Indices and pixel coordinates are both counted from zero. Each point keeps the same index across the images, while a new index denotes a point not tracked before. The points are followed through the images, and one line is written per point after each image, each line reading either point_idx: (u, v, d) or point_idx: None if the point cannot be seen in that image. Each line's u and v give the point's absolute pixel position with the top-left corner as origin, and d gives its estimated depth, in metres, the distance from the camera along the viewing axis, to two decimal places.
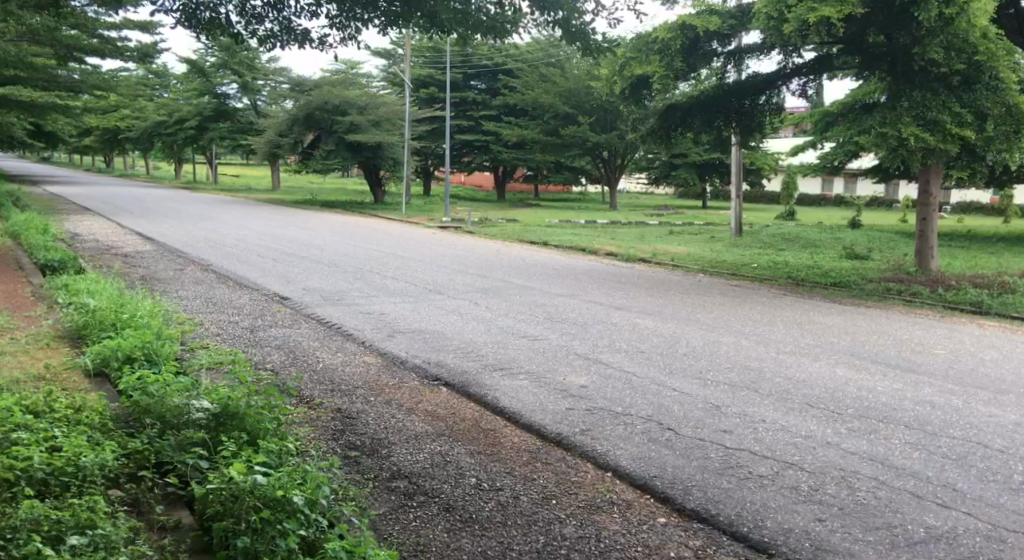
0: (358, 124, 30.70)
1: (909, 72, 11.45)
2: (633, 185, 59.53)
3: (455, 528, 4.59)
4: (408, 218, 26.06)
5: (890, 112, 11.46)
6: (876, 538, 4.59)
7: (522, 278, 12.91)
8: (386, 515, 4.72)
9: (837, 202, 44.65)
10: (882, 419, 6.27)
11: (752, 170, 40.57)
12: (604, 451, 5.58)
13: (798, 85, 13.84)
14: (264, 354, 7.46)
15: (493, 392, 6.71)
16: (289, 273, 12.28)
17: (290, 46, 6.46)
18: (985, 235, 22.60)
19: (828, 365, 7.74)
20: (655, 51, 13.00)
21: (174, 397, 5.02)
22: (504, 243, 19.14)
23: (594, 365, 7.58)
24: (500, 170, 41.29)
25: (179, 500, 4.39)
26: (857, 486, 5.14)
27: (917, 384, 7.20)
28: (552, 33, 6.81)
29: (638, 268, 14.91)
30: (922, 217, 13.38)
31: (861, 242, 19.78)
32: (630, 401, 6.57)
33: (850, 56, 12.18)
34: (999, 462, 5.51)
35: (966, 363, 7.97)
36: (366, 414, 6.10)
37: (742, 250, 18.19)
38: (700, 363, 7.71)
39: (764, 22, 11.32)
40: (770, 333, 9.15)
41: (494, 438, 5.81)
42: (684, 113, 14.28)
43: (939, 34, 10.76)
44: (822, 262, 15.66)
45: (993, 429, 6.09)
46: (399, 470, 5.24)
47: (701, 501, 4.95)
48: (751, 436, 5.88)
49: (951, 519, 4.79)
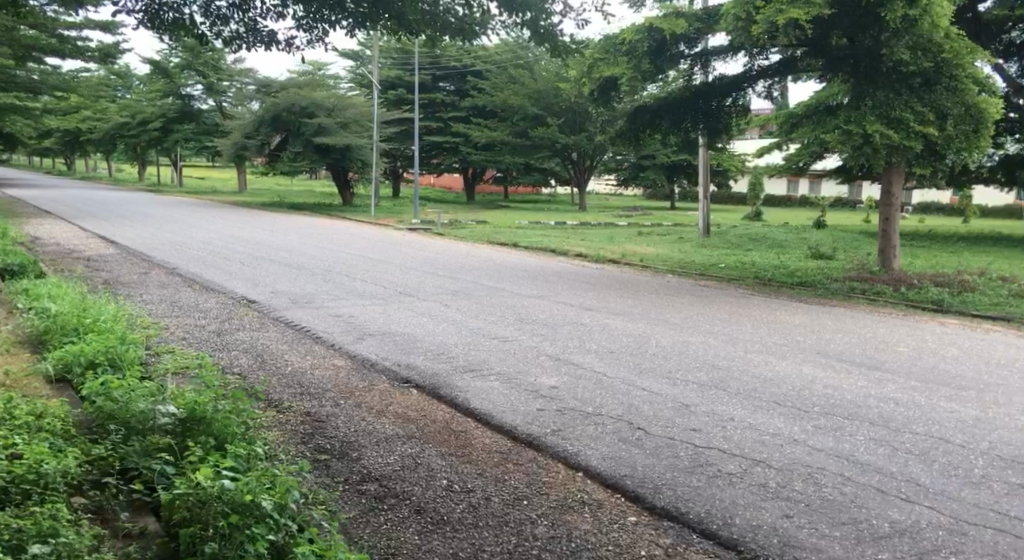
0: (326, 126, 30.45)
1: (872, 73, 11.59)
2: (604, 185, 59.97)
3: (426, 531, 4.58)
4: (376, 219, 25.99)
5: (853, 113, 11.57)
6: (842, 533, 4.63)
7: (492, 279, 12.90)
8: (357, 518, 4.69)
9: (804, 201, 45.14)
10: (848, 416, 6.34)
11: (719, 171, 41.03)
12: (575, 452, 5.59)
13: (764, 87, 13.93)
14: (232, 358, 7.40)
15: (463, 394, 6.70)
16: (256, 276, 12.15)
17: (256, 47, 6.41)
18: (946, 234, 23.02)
19: (795, 364, 7.80)
20: (623, 53, 13.12)
21: (139, 402, 4.96)
22: (474, 244, 19.13)
23: (565, 366, 7.60)
24: (469, 172, 41.25)
25: (145, 507, 4.33)
26: (823, 482, 5.19)
27: (881, 380, 7.30)
28: (519, 34, 6.78)
29: (609, 269, 14.91)
30: (884, 217, 13.50)
31: (827, 241, 20.13)
32: (600, 401, 6.59)
33: (815, 59, 12.31)
34: (961, 457, 5.60)
35: (927, 360, 8.09)
36: (335, 418, 6.07)
37: (709, 250, 18.31)
38: (669, 363, 7.74)
39: (732, 23, 11.37)
40: (738, 332, 9.23)
41: (466, 439, 5.80)
42: (653, 114, 14.39)
43: (902, 34, 10.88)
44: (788, 262, 15.80)
45: (953, 425, 6.17)
46: (370, 473, 5.20)
47: (672, 499, 4.97)
48: (720, 434, 5.92)
49: (914, 513, 4.85)
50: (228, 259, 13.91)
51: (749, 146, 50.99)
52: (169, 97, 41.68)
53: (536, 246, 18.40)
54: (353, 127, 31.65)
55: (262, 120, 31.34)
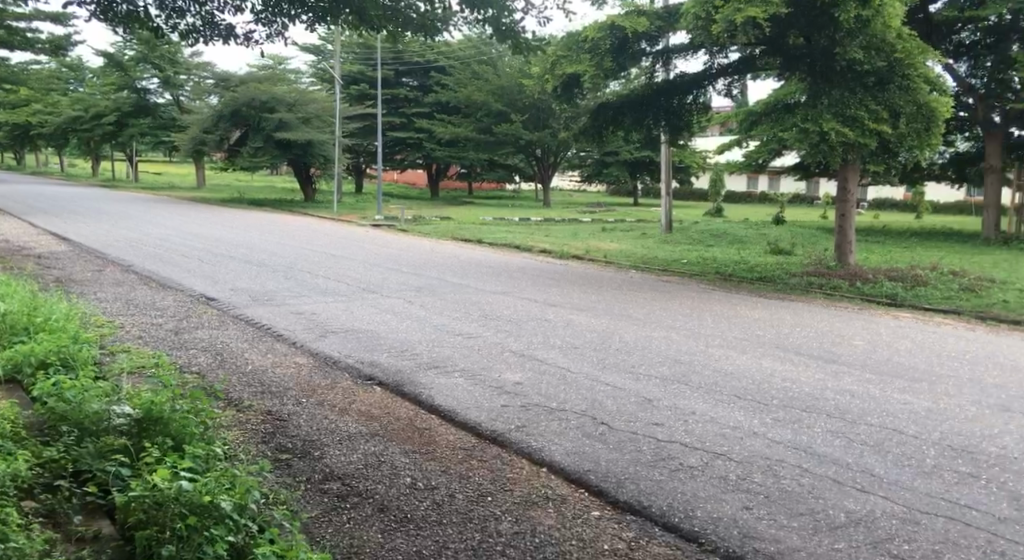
0: (287, 121, 30.13)
1: (828, 72, 11.74)
2: (568, 181, 60.09)
3: (389, 529, 4.53)
4: (338, 215, 25.79)
5: (811, 111, 11.70)
6: (800, 523, 4.67)
7: (456, 276, 12.85)
8: (319, 517, 4.63)
9: (764, 198, 45.65)
10: (806, 408, 6.40)
11: (681, 168, 41.31)
12: (539, 448, 5.57)
13: (724, 84, 14.03)
14: (189, 357, 7.29)
15: (427, 391, 6.66)
16: (215, 273, 11.96)
17: (213, 41, 6.31)
18: (902, 229, 23.40)
19: (755, 358, 7.85)
20: (585, 50, 13.12)
21: (93, 403, 4.85)
22: (438, 240, 19.07)
23: (529, 361, 7.58)
24: (432, 167, 41.10)
25: (100, 510, 4.24)
26: (781, 474, 5.23)
27: (838, 373, 7.38)
28: (480, 30, 6.74)
29: (573, 266, 14.92)
30: (842, 213, 13.66)
31: (786, 237, 20.34)
32: (564, 396, 6.58)
33: (774, 57, 12.43)
34: (914, 447, 5.67)
35: (882, 353, 8.20)
36: (297, 416, 5.99)
37: (672, 246, 18.41)
38: (632, 358, 7.76)
39: (692, 22, 11.42)
40: (700, 326, 9.28)
41: (430, 436, 5.76)
42: (616, 111, 14.43)
43: (856, 35, 11.03)
44: (749, 257, 15.94)
45: (906, 416, 6.25)
46: (332, 472, 5.14)
47: (634, 493, 4.98)
48: (682, 428, 5.94)
49: (869, 503, 4.89)
50: (186, 256, 13.68)
51: (711, 143, 51.43)
52: (124, 91, 40.91)
53: (500, 242, 18.37)
54: (315, 122, 31.33)
55: (220, 115, 30.93)
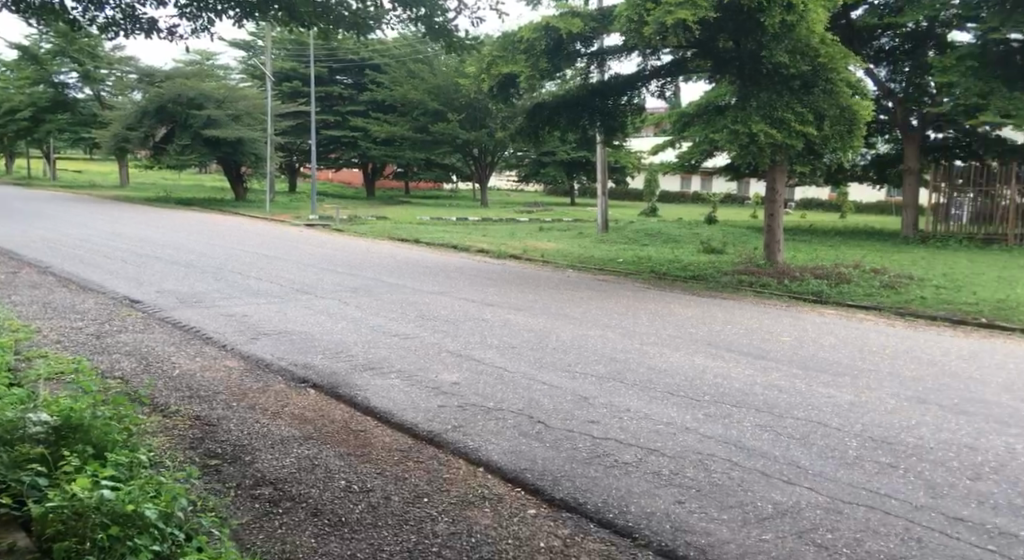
0: (216, 118, 29.57)
1: (756, 75, 12.03)
2: (505, 181, 60.23)
3: (323, 533, 4.51)
4: (271, 214, 25.41)
5: (741, 113, 11.95)
6: (730, 516, 4.78)
7: (392, 276, 12.79)
8: (250, 523, 4.58)
9: (697, 198, 46.45)
10: (736, 403, 6.55)
11: (616, 168, 41.77)
12: (476, 447, 5.60)
13: (657, 86, 14.25)
14: (112, 361, 7.12)
15: (363, 392, 6.63)
16: (142, 275, 11.69)
17: (135, 35, 6.19)
18: (829, 228, 24.05)
19: (688, 355, 8.00)
20: (521, 51, 13.18)
21: (8, 411, 4.70)
22: (374, 240, 18.95)
23: (466, 361, 7.59)
24: (368, 167, 40.79)
25: (15, 521, 4.10)
26: (712, 468, 5.35)
27: (766, 369, 7.57)
28: (414, 28, 6.74)
29: (510, 265, 14.95)
30: (770, 213, 13.99)
31: (718, 236, 20.72)
32: (501, 396, 6.62)
33: (704, 60, 12.66)
34: (837, 439, 5.85)
35: (808, 349, 8.43)
36: (227, 421, 5.92)
37: (608, 245, 18.61)
38: (569, 356, 7.84)
39: (625, 24, 11.53)
40: (635, 324, 9.42)
41: (365, 438, 5.74)
42: (551, 111, 14.52)
43: (782, 39, 11.32)
44: (682, 256, 16.20)
45: (830, 409, 6.45)
46: (264, 477, 5.09)
47: (570, 491, 5.04)
48: (617, 425, 6.03)
49: (795, 494, 5.04)
50: (111, 258, 13.34)
51: (645, 143, 52.14)
52: (41, 86, 39.52)
53: (437, 241, 18.34)
54: (245, 120, 30.81)
55: (145, 111, 30.24)
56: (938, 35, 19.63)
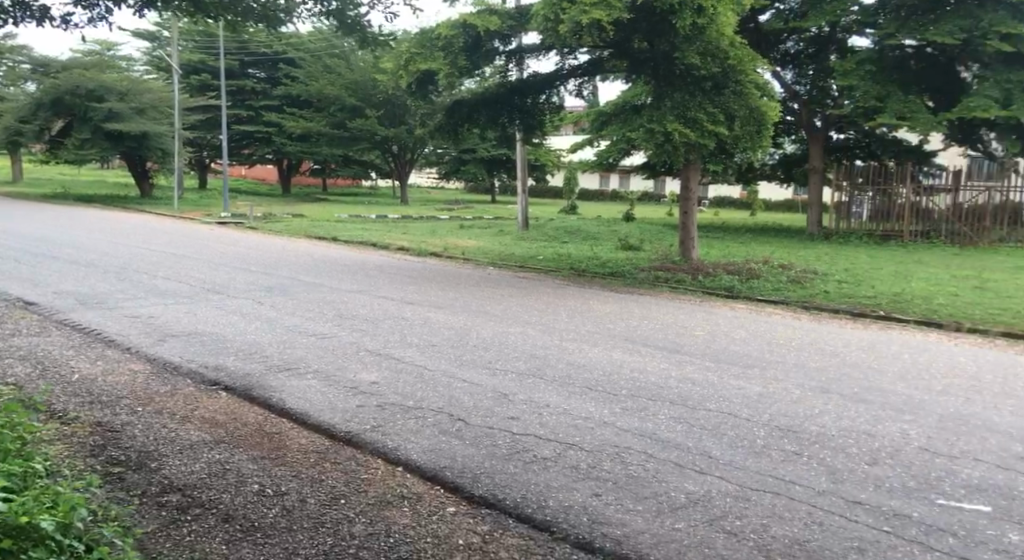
0: (118, 111, 28.65)
1: (670, 76, 12.31)
2: (425, 178, 59.97)
3: (234, 539, 4.44)
4: (180, 212, 24.75)
5: (655, 112, 12.16)
6: (645, 506, 4.89)
7: (307, 275, 12.62)
8: (156, 532, 4.48)
9: (615, 196, 47.12)
10: (651, 397, 6.68)
11: (536, 166, 42.04)
12: (395, 447, 5.59)
13: (574, 85, 14.41)
14: (5, 367, 6.85)
15: (279, 394, 6.54)
16: (41, 276, 11.25)
17: (26, 22, 6.00)
18: (741, 225, 24.69)
19: (606, 350, 8.13)
20: (439, 48, 13.15)
21: None
22: (290, 238, 18.66)
23: (386, 361, 7.56)
24: (283, 163, 40.10)
25: None
26: (629, 460, 5.46)
27: (681, 362, 7.75)
28: (325, 22, 6.70)
29: (430, 263, 14.92)
30: (684, 210, 14.28)
31: (634, 233, 21.03)
32: (421, 394, 6.62)
33: (620, 60, 12.86)
34: (746, 429, 6.03)
35: (720, 342, 8.66)
36: (132, 427, 5.77)
37: (528, 243, 18.73)
38: (489, 354, 7.88)
39: (542, 23, 11.56)
40: (555, 321, 9.52)
41: (280, 441, 5.67)
42: (470, 109, 14.53)
43: (694, 40, 11.60)
44: (600, 253, 16.42)
45: (740, 401, 6.64)
46: (171, 484, 4.98)
47: (490, 487, 5.08)
48: (536, 421, 6.09)
49: (706, 483, 5.18)
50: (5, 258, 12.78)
51: (564, 142, 52.64)
52: None
53: (355, 240, 18.17)
54: (149, 113, 29.94)
55: (40, 103, 29.01)
56: (839, 39, 20.49)
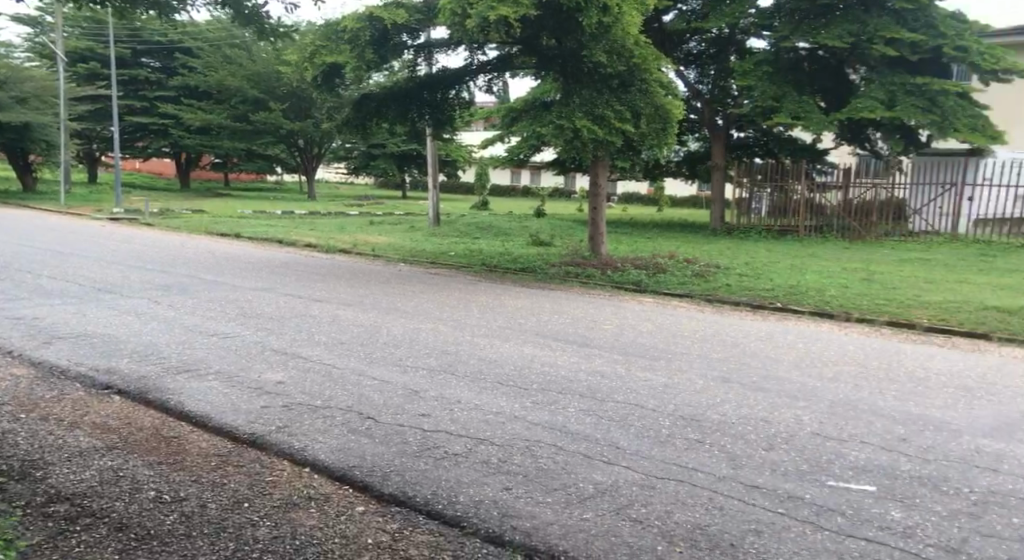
0: None
1: (577, 73, 12.46)
2: (334, 175, 59.05)
3: (129, 548, 4.27)
4: (72, 209, 23.73)
5: (564, 109, 12.23)
6: (553, 498, 4.90)
7: (210, 273, 12.25)
8: (42, 544, 4.27)
9: (526, 192, 47.35)
10: (561, 390, 6.71)
11: (447, 161, 41.90)
12: (302, 447, 5.46)
13: (484, 81, 14.39)
14: None
15: (178, 396, 6.33)
16: None
17: None
18: (649, 220, 25.10)
19: (517, 345, 8.13)
20: (345, 41, 12.90)
21: None
22: (191, 235, 18.10)
23: (293, 359, 7.40)
24: (183, 157, 38.92)
25: None
26: (539, 453, 5.47)
27: (590, 355, 7.82)
28: (221, 11, 6.55)
29: (339, 260, 14.68)
30: (593, 206, 14.41)
31: (544, 229, 21.14)
32: (330, 393, 6.49)
33: (529, 56, 12.89)
34: (652, 420, 6.11)
35: (627, 335, 8.77)
36: (15, 435, 5.48)
37: (438, 239, 18.63)
38: (399, 350, 7.79)
39: (449, 17, 11.40)
40: (465, 317, 9.49)
41: (179, 445, 5.48)
42: (378, 104, 14.33)
43: (600, 38, 11.73)
44: (512, 249, 16.45)
45: (647, 392, 6.73)
46: (58, 493, 4.76)
47: (400, 485, 5.01)
48: (447, 417, 6.04)
49: (614, 473, 5.22)
50: None
51: (474, 138, 52.61)
52: None
53: (261, 236, 17.75)
54: (32, 103, 28.63)
55: None
56: (738, 40, 21.09)
